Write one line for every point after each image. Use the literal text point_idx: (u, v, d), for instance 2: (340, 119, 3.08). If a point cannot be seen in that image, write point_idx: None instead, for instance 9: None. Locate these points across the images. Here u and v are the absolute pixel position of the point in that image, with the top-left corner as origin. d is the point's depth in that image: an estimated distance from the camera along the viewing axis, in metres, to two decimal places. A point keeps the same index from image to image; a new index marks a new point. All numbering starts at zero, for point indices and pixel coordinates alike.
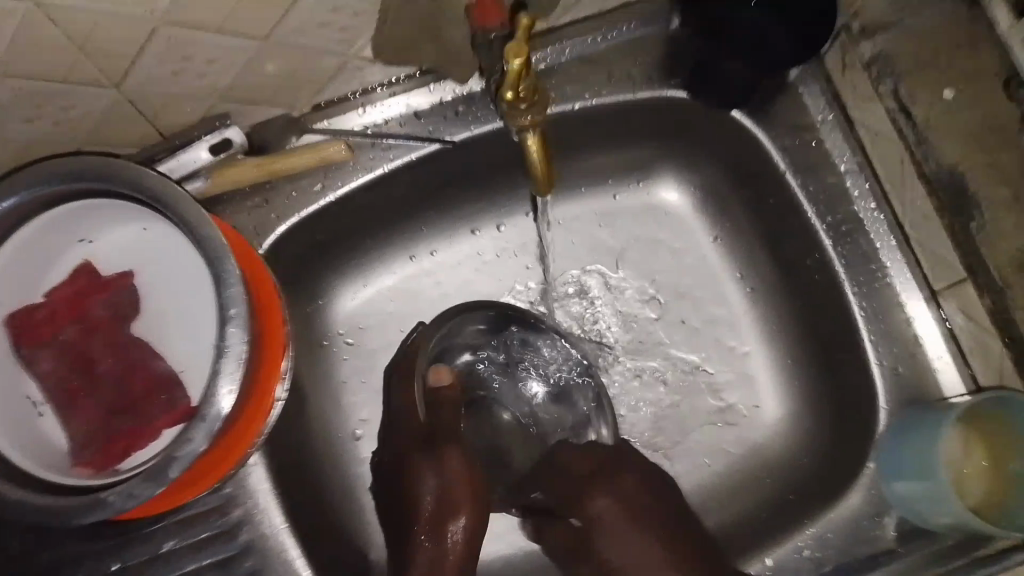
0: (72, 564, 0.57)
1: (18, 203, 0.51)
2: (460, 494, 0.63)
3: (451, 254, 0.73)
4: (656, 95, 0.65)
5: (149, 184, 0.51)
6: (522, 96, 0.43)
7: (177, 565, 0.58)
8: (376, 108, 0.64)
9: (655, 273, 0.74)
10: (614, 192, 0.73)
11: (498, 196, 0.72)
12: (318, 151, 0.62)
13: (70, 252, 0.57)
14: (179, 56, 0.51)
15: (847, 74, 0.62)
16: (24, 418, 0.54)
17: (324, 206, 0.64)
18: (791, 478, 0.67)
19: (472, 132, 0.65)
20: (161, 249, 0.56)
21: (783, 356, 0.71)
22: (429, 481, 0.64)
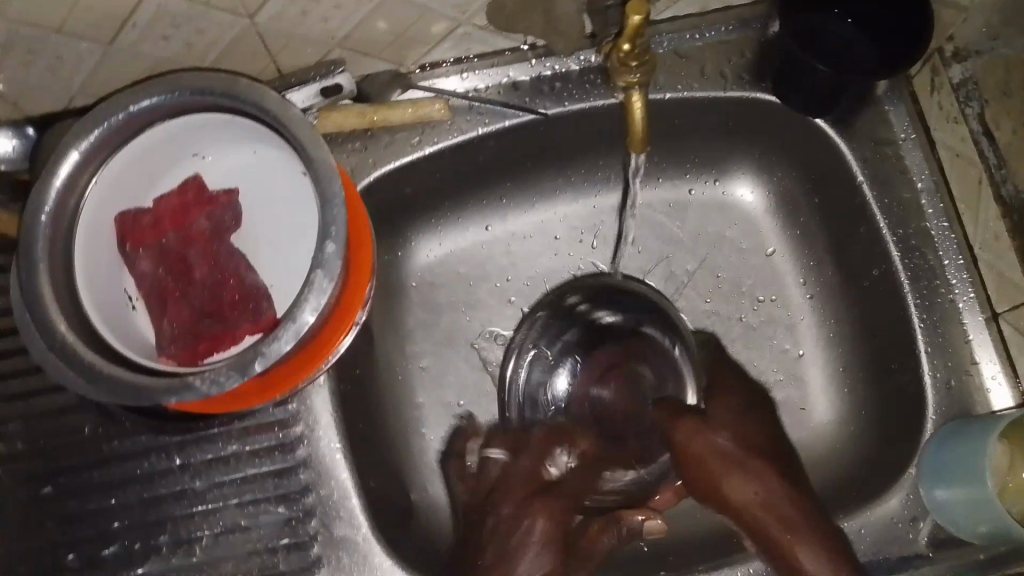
0: (140, 454, 0.61)
1: (151, 107, 0.55)
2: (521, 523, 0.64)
3: (523, 225, 0.76)
4: (745, 95, 0.67)
5: (271, 105, 0.55)
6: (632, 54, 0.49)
7: (238, 468, 0.61)
8: (478, 74, 0.68)
9: (720, 269, 0.75)
10: (690, 186, 0.76)
11: (580, 175, 0.75)
12: (418, 107, 0.66)
13: (183, 165, 0.61)
14: None
15: (936, 94, 0.65)
16: (120, 309, 0.58)
17: (416, 159, 0.68)
18: (833, 478, 0.68)
19: (566, 108, 0.68)
20: (268, 173, 0.61)
21: (837, 362, 0.72)
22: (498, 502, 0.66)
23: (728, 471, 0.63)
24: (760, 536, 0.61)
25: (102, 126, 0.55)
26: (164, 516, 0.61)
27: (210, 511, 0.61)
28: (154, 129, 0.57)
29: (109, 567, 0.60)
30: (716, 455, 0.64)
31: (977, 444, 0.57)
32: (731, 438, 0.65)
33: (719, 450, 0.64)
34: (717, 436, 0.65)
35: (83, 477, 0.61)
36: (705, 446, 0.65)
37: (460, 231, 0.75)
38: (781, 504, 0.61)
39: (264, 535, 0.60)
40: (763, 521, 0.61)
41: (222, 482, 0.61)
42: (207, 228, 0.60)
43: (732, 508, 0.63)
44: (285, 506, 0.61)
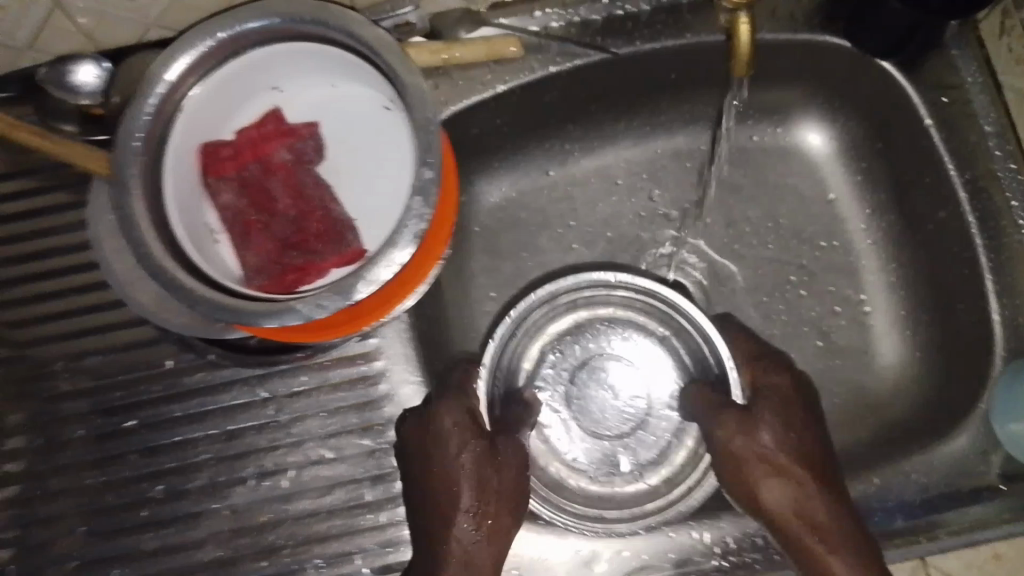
0: (224, 386, 0.62)
1: (235, 36, 0.54)
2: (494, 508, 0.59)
3: (583, 170, 0.76)
4: (815, 38, 0.67)
5: (363, 32, 0.53)
6: None
7: (320, 400, 0.62)
8: (550, 11, 0.66)
9: (779, 215, 0.75)
10: (753, 132, 0.76)
11: (641, 121, 0.75)
12: (491, 45, 0.65)
13: (260, 98, 0.60)
14: None
15: (1001, 36, 0.63)
16: (204, 240, 0.58)
17: (488, 98, 0.67)
18: (896, 417, 0.70)
19: (636, 48, 0.67)
20: (350, 107, 0.60)
21: (899, 306, 0.73)
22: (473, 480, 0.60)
23: (763, 471, 0.62)
24: (805, 549, 0.59)
25: (190, 53, 0.53)
26: (247, 449, 0.62)
27: (295, 444, 0.62)
28: (237, 59, 0.56)
29: (193, 498, 0.61)
30: (762, 460, 0.62)
31: None
32: (775, 436, 0.62)
33: (759, 451, 0.62)
34: (761, 438, 0.62)
35: (165, 411, 0.62)
36: (748, 449, 0.62)
37: (522, 176, 0.75)
38: (816, 507, 0.60)
39: (350, 467, 0.61)
40: (802, 534, 0.60)
41: (306, 414, 0.62)
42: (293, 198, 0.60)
43: (766, 513, 0.61)
44: (368, 438, 0.62)
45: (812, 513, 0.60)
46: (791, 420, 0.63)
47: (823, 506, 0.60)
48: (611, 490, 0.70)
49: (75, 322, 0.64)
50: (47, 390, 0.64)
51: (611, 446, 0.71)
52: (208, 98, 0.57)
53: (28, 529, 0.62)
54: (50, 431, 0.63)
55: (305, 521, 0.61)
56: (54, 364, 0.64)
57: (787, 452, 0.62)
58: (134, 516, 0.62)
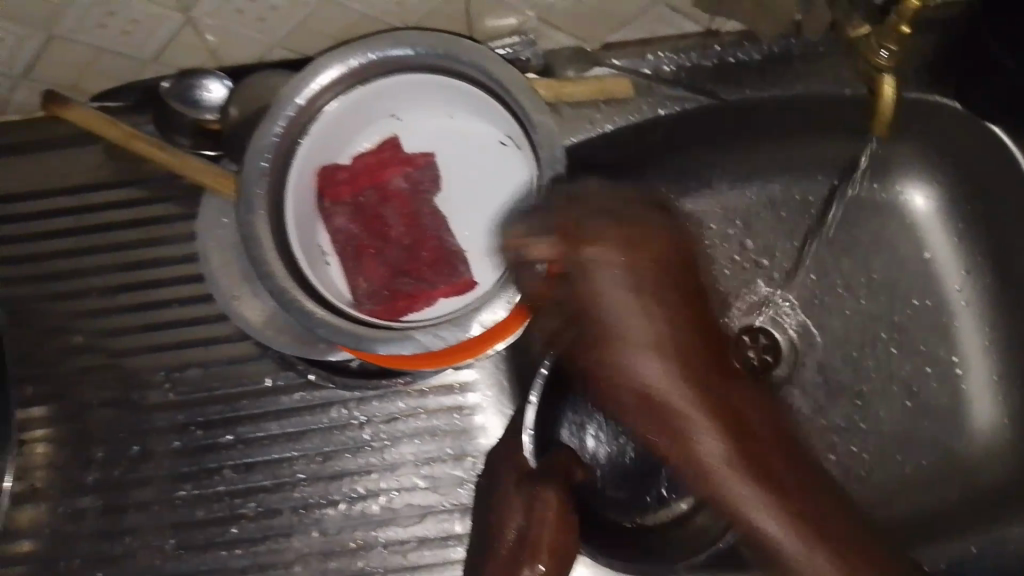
0: (323, 406, 0.63)
1: (368, 62, 0.55)
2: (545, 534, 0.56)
3: (677, 213, 0.75)
4: (923, 95, 0.68)
5: (496, 70, 0.55)
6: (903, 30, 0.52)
7: (416, 427, 0.62)
8: (661, 54, 0.67)
9: (873, 270, 0.74)
10: (854, 187, 0.75)
11: (738, 167, 0.74)
12: (603, 85, 0.66)
13: (378, 125, 0.60)
14: None
15: None
16: (317, 260, 0.59)
17: (595, 136, 0.68)
18: (990, 479, 0.69)
19: (745, 95, 0.67)
20: (465, 137, 0.60)
21: (993, 369, 0.71)
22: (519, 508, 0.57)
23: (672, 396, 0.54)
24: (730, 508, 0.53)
25: (323, 78, 0.55)
26: (341, 471, 0.62)
27: (389, 469, 0.62)
28: (361, 87, 0.57)
29: (285, 516, 0.62)
30: (715, 460, 0.53)
31: None
32: (688, 410, 0.53)
33: (616, 328, 0.53)
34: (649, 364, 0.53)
35: (264, 427, 0.63)
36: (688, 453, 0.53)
37: None
38: (725, 471, 0.52)
39: (443, 496, 0.62)
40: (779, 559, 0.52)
41: (400, 439, 0.62)
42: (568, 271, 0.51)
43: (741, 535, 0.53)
44: (462, 468, 0.62)
45: (770, 528, 0.52)
46: (671, 335, 0.53)
47: (768, 505, 0.52)
48: (660, 517, 0.64)
49: (176, 333, 0.65)
50: (146, 400, 0.65)
51: (647, 467, 0.65)
52: (331, 121, 0.57)
53: (121, 538, 0.63)
54: (147, 441, 0.64)
55: (395, 549, 0.61)
56: (151, 374, 0.65)
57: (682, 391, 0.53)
58: (224, 532, 0.62)
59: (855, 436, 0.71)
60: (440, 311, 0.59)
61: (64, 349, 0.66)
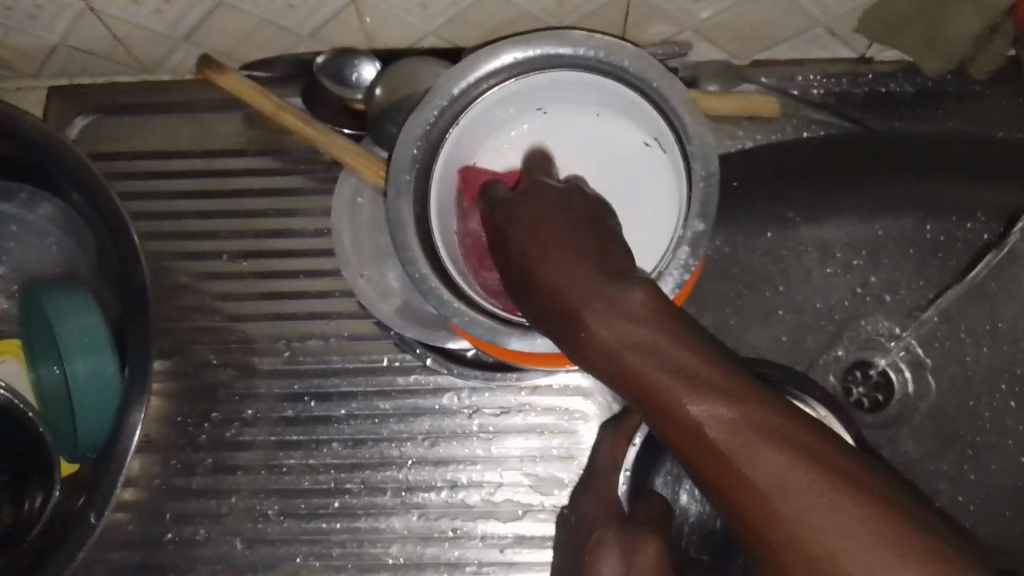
0: (435, 391, 0.64)
1: (527, 57, 0.55)
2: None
3: (804, 238, 0.73)
4: None
5: (652, 75, 0.54)
6: None
7: (526, 421, 0.64)
8: (811, 78, 0.66)
9: (999, 319, 0.72)
10: (991, 235, 0.72)
11: (874, 199, 0.72)
12: (749, 103, 0.65)
13: (525, 118, 0.60)
14: None
15: None
16: (449, 250, 0.57)
17: (738, 151, 0.67)
18: None
19: (894, 126, 0.66)
20: (611, 135, 0.60)
21: None
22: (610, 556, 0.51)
23: (601, 331, 0.45)
24: (769, 532, 0.38)
25: (481, 68, 0.55)
26: (447, 458, 0.64)
27: (495, 461, 0.63)
28: (513, 83, 0.56)
29: (389, 495, 0.64)
30: (648, 382, 0.43)
31: None
32: (615, 323, 0.45)
33: (565, 288, 0.46)
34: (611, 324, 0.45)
35: (375, 404, 0.64)
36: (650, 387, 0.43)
37: (742, 234, 0.73)
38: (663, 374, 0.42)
39: (545, 495, 0.63)
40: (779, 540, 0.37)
41: (508, 434, 0.63)
42: (563, 296, 0.46)
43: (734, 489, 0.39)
44: (566, 469, 0.63)
45: (797, 502, 0.37)
46: (654, 307, 0.45)
47: (787, 452, 0.38)
48: None
49: (299, 304, 0.66)
50: (260, 365, 0.66)
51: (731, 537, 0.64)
52: (479, 113, 0.57)
53: (226, 498, 0.65)
54: (259, 405, 0.66)
55: (493, 543, 0.62)
56: (269, 341, 0.66)
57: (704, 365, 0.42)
58: (328, 503, 0.64)
59: (962, 486, 0.70)
60: None
61: (186, 307, 0.68)
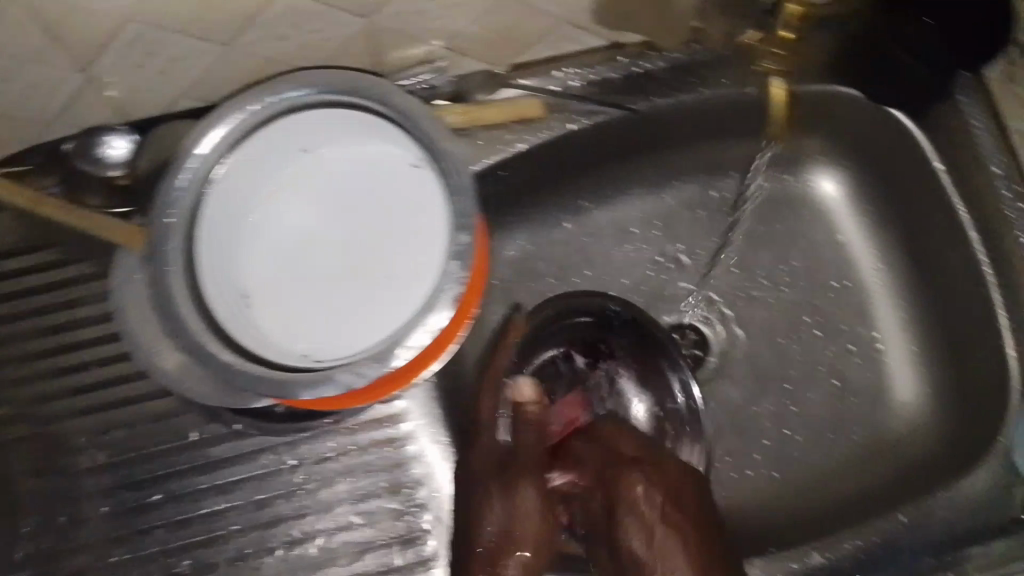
0: (253, 453, 0.64)
1: (269, 107, 0.56)
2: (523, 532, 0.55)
3: (591, 221, 0.78)
4: (825, 89, 0.70)
5: (394, 101, 0.56)
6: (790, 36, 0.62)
7: (348, 462, 0.64)
8: (567, 71, 0.67)
9: (791, 255, 0.77)
10: (765, 178, 0.78)
11: (654, 169, 0.77)
12: (518, 108, 0.66)
13: (288, 161, 0.60)
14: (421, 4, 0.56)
15: (1009, 89, 0.65)
16: (238, 308, 0.58)
17: (511, 155, 0.68)
18: (915, 454, 0.72)
19: (654, 103, 0.69)
20: (373, 163, 0.59)
21: (912, 345, 0.74)
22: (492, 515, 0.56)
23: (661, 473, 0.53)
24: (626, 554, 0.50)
25: (229, 126, 0.56)
26: (278, 517, 0.64)
27: (325, 509, 0.64)
28: (260, 134, 0.57)
29: (224, 567, 0.63)
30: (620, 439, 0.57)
31: None
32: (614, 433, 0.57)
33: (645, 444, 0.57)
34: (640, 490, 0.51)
35: (194, 480, 0.64)
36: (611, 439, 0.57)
37: (538, 226, 0.77)
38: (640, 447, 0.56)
39: (380, 530, 0.63)
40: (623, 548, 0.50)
41: (334, 479, 0.64)
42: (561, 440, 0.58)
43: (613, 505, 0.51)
44: (397, 500, 0.64)
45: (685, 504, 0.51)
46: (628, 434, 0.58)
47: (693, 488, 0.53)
48: None
49: (107, 394, 0.65)
50: (75, 466, 0.64)
51: None
52: (233, 170, 0.58)
53: None
54: (80, 507, 0.64)
55: None
56: (81, 439, 0.65)
57: (653, 441, 0.59)
58: None
59: (786, 420, 0.74)
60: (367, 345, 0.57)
61: None
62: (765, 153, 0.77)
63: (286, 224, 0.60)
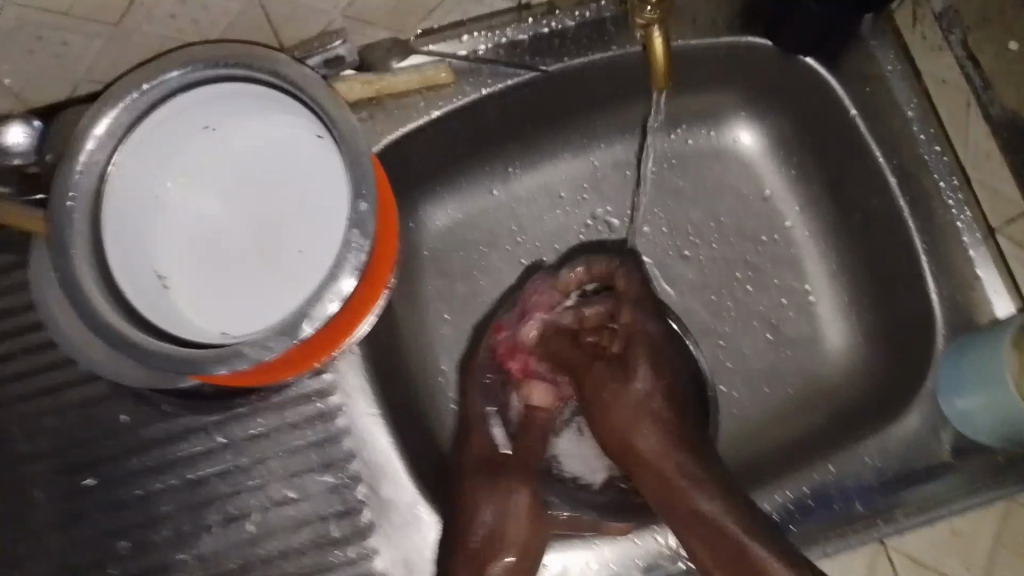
0: (181, 437, 0.64)
1: (161, 83, 0.54)
2: (512, 534, 0.65)
3: (517, 189, 0.77)
4: (737, 40, 0.68)
5: (285, 72, 0.54)
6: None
7: (279, 439, 0.64)
8: (477, 34, 0.67)
9: (720, 213, 0.77)
10: (688, 138, 0.78)
11: (580, 133, 0.76)
12: (424, 73, 0.66)
13: (193, 137, 0.58)
14: None
15: (918, 26, 0.66)
16: (153, 291, 0.58)
17: (422, 126, 0.68)
18: (846, 402, 0.72)
19: (565, 64, 0.68)
20: (282, 136, 0.59)
21: (843, 295, 0.75)
22: (485, 512, 0.65)
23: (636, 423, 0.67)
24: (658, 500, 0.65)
25: (119, 105, 0.53)
26: (212, 496, 0.63)
27: (259, 487, 0.63)
28: (153, 114, 0.55)
29: (162, 548, 0.63)
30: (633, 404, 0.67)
31: (985, 355, 0.59)
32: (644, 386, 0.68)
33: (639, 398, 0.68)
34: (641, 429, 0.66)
35: (126, 464, 0.64)
36: (619, 396, 0.68)
37: (467, 195, 0.76)
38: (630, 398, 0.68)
39: (315, 504, 0.63)
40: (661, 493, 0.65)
41: (266, 456, 0.64)
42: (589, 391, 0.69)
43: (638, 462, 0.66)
44: (331, 474, 0.63)
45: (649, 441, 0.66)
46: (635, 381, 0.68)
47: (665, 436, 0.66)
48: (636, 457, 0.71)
49: (37, 381, 0.64)
50: (10, 456, 0.64)
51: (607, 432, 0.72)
52: (138, 151, 0.56)
53: None
54: (19, 496, 0.64)
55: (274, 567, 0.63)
56: (13, 430, 0.64)
57: (648, 412, 0.67)
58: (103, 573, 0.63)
59: (723, 375, 0.75)
60: (283, 311, 0.58)
61: None
62: (659, 109, 0.75)
63: (188, 207, 0.60)
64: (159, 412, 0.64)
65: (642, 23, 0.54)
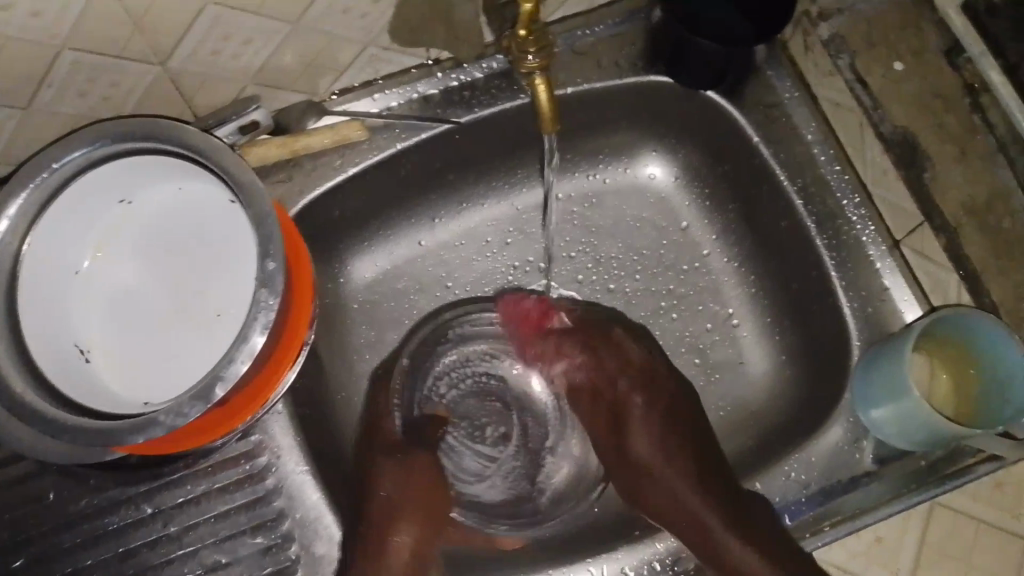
0: (108, 511, 0.64)
1: (69, 159, 0.55)
2: (405, 509, 0.69)
3: (437, 238, 0.79)
4: (642, 81, 0.70)
5: (192, 141, 0.55)
6: (532, 39, 0.55)
7: (208, 506, 0.64)
8: (390, 92, 0.69)
9: (641, 247, 0.81)
10: (604, 177, 0.81)
11: (498, 179, 0.78)
12: (335, 131, 0.67)
13: (108, 210, 0.60)
14: (212, 47, 0.57)
15: (809, 53, 0.71)
16: (72, 362, 0.58)
17: (341, 182, 0.69)
18: (770, 420, 0.74)
19: (477, 115, 0.70)
20: (195, 203, 0.61)
21: (763, 316, 0.77)
22: (386, 486, 0.70)
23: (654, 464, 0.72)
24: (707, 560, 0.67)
25: (30, 185, 0.54)
26: (143, 567, 0.63)
27: (190, 554, 0.63)
28: (62, 193, 0.56)
29: None
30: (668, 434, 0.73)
31: (889, 367, 0.61)
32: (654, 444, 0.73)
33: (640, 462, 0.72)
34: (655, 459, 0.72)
35: (56, 542, 0.63)
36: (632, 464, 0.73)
37: (394, 247, 0.78)
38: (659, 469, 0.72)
39: (246, 568, 0.63)
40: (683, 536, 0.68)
41: (196, 523, 0.64)
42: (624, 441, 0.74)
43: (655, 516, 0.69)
44: (262, 535, 0.64)
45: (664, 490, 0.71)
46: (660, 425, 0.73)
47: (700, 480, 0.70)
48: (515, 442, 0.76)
49: None
50: None
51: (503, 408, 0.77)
52: (51, 227, 0.56)
53: None
54: None
55: None
56: None
57: (678, 463, 0.71)
58: None
59: None
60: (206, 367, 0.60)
61: None
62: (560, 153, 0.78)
63: (109, 281, 0.61)
64: (89, 485, 0.64)
65: (527, 71, 0.56)
